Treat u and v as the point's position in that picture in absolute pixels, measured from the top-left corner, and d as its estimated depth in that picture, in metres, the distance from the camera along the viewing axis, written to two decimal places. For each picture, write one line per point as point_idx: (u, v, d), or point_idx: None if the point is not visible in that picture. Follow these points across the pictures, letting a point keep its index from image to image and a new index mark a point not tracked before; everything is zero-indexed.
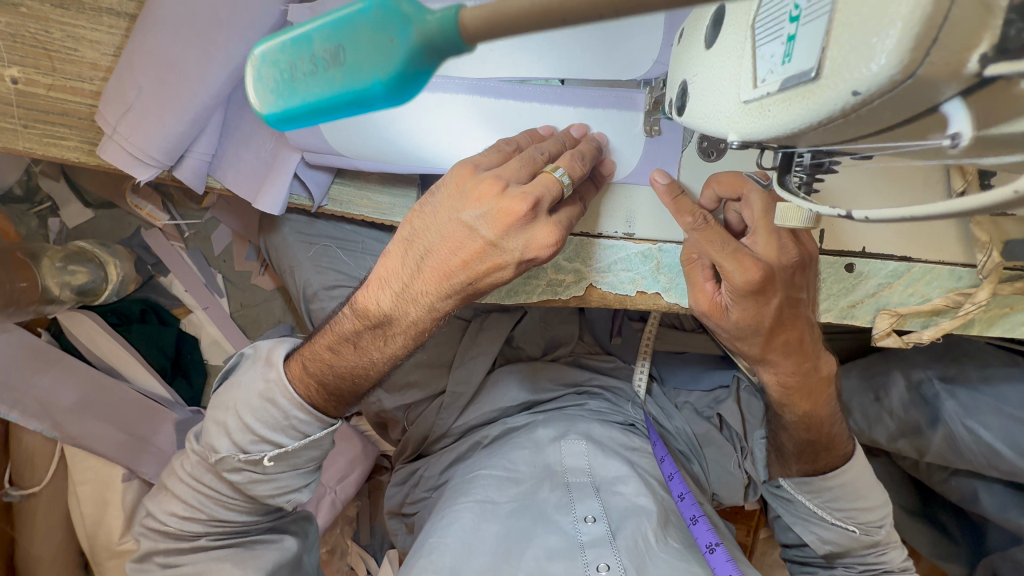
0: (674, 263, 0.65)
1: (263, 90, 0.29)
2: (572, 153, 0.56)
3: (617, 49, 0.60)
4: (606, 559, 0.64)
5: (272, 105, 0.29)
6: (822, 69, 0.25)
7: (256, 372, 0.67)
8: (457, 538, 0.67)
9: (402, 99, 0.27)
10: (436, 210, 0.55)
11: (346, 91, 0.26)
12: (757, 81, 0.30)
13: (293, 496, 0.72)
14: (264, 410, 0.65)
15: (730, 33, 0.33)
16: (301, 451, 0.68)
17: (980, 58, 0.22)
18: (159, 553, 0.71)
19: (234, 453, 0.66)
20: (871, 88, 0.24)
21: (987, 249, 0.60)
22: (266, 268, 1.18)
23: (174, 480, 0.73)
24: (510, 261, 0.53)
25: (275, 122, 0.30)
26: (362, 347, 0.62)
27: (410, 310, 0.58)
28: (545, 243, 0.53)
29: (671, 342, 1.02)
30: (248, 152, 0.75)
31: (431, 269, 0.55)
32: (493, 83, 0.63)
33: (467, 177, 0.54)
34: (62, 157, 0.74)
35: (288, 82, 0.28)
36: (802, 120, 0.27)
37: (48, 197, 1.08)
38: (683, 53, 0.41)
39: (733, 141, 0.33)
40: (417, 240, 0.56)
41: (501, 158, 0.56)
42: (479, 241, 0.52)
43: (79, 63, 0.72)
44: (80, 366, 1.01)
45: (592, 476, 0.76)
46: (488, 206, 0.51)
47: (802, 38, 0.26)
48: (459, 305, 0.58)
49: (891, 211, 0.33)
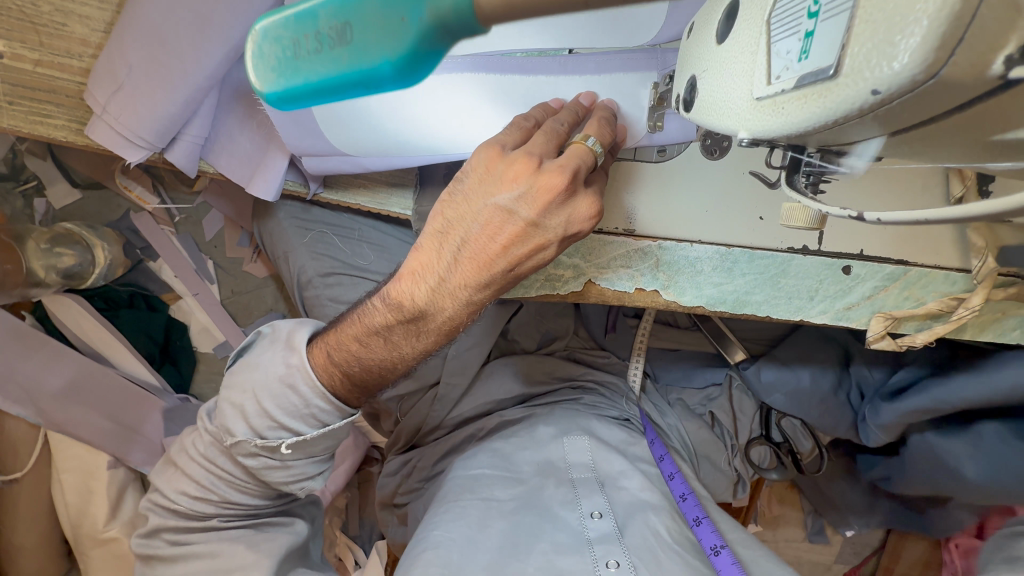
0: (674, 261, 0.64)
1: (263, 67, 0.30)
2: (598, 118, 0.55)
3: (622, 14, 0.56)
4: (615, 555, 0.64)
5: (273, 84, 0.30)
6: (841, 67, 0.25)
7: (276, 356, 0.66)
8: (461, 533, 0.67)
9: (409, 81, 0.29)
10: (468, 197, 0.54)
11: (353, 70, 0.28)
12: (771, 78, 0.29)
13: (307, 484, 0.72)
14: (284, 396, 0.64)
15: (744, 26, 0.32)
16: (318, 441, 0.67)
17: (1005, 60, 0.22)
18: (168, 530, 0.70)
19: (251, 438, 0.65)
20: (892, 87, 0.23)
21: (982, 255, 0.61)
22: (259, 254, 1.16)
23: (184, 458, 0.72)
24: (552, 239, 0.54)
25: (276, 101, 0.31)
26: (393, 342, 0.61)
27: (446, 304, 0.57)
28: (585, 216, 0.54)
29: (666, 339, 0.99)
30: (243, 136, 0.73)
31: (469, 260, 0.54)
32: (494, 56, 0.60)
33: (496, 160, 0.52)
34: (49, 135, 0.72)
35: (291, 60, 0.29)
36: (816, 118, 0.27)
37: (34, 176, 1.05)
38: (693, 45, 0.40)
39: (743, 138, 0.33)
40: (452, 231, 0.54)
41: (523, 136, 0.54)
42: (519, 222, 0.52)
43: (68, 39, 0.70)
44: (67, 350, 1.00)
45: (597, 472, 0.77)
46: (526, 185, 0.50)
47: (821, 34, 0.26)
48: (496, 293, 0.58)
49: (905, 214, 0.32)
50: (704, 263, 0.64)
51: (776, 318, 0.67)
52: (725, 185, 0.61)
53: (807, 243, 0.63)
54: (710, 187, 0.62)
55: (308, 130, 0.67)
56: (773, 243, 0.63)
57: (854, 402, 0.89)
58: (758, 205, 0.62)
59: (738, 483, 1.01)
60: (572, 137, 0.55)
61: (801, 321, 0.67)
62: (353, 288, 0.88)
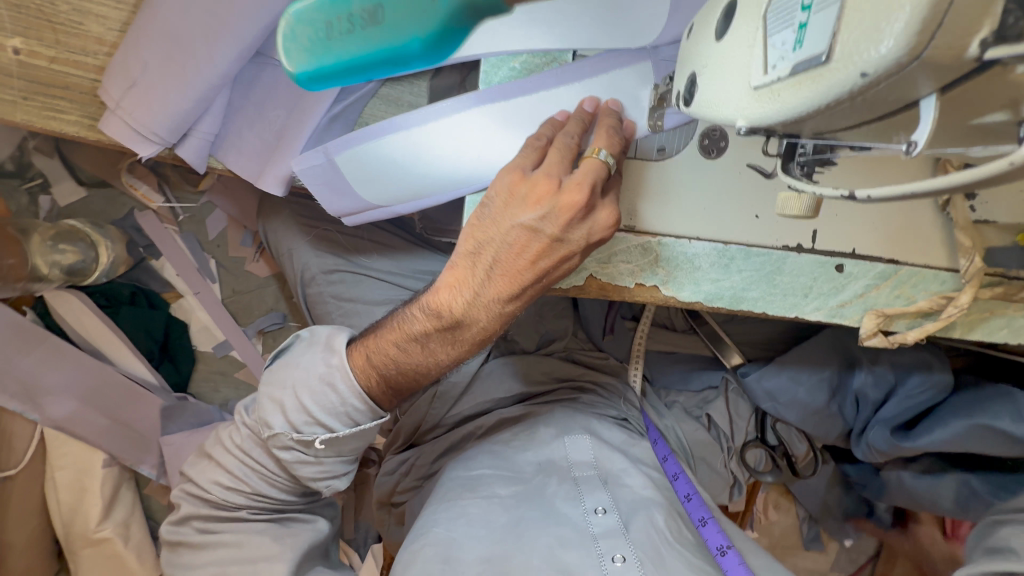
0: (673, 256, 0.65)
1: (301, 46, 0.52)
2: (605, 127, 0.57)
3: (623, 18, 0.60)
4: (621, 550, 0.65)
5: (305, 63, 0.53)
6: (833, 53, 0.27)
7: (316, 356, 0.67)
8: (464, 531, 0.68)
9: (433, 53, 0.51)
10: (494, 219, 0.56)
11: (382, 44, 0.50)
12: (768, 67, 0.31)
13: (333, 484, 0.70)
14: (324, 394, 0.64)
15: (742, 22, 0.34)
16: (349, 440, 0.67)
17: (981, 43, 0.24)
18: (198, 518, 0.71)
19: (287, 431, 0.66)
20: (879, 69, 0.25)
21: (969, 254, 0.62)
22: (261, 254, 1.16)
23: (220, 450, 0.73)
24: (575, 251, 0.56)
25: (306, 78, 0.54)
26: (430, 348, 0.62)
27: (482, 315, 0.59)
28: (604, 226, 0.55)
29: (662, 342, 1.01)
30: (252, 133, 0.75)
31: (502, 275, 0.56)
32: (499, 86, 0.62)
33: (519, 182, 0.54)
34: (61, 130, 0.74)
35: (323, 40, 0.51)
36: (811, 102, 0.29)
37: (40, 174, 1.06)
38: (692, 46, 0.43)
39: (741, 126, 0.35)
40: (483, 251, 0.57)
41: (538, 155, 0.56)
42: (545, 239, 0.54)
43: (84, 37, 0.72)
44: (66, 346, 1.00)
45: (599, 469, 0.77)
46: (548, 207, 0.53)
47: (814, 24, 0.28)
48: (527, 304, 0.60)
49: (890, 189, 0.34)
50: (702, 259, 0.66)
51: (772, 314, 0.69)
52: (727, 186, 0.64)
53: (801, 242, 0.65)
54: (711, 191, 0.64)
55: (340, 193, 0.70)
56: (769, 241, 0.65)
57: (845, 410, 0.90)
58: (754, 204, 0.64)
59: (734, 485, 1.02)
60: (583, 148, 0.57)
61: (795, 317, 0.68)
62: (355, 285, 0.89)
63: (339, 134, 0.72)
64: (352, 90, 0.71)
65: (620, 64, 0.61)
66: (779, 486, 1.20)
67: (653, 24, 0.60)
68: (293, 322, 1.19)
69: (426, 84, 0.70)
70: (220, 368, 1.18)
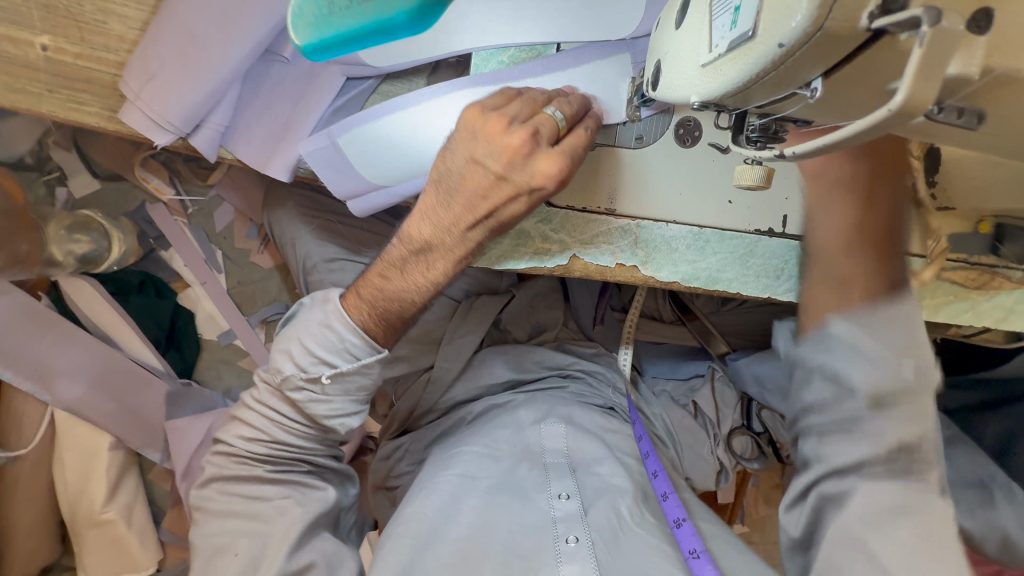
0: (651, 238, 0.70)
1: (305, 25, 0.57)
2: (566, 98, 0.63)
3: (604, 14, 0.66)
4: (576, 533, 0.69)
5: (308, 38, 0.57)
6: (757, 28, 0.31)
7: (315, 308, 0.72)
8: (436, 507, 0.72)
9: (418, 23, 0.56)
10: (453, 153, 0.62)
11: (373, 18, 0.55)
12: (712, 47, 0.36)
13: (348, 421, 0.74)
14: (322, 335, 0.69)
15: (694, 10, 0.39)
16: (354, 376, 0.71)
17: (869, 16, 0.28)
18: (219, 480, 0.75)
19: (297, 373, 0.70)
20: (793, 40, 0.30)
21: (934, 235, 0.67)
22: (266, 246, 1.21)
23: (243, 406, 0.77)
24: (521, 191, 0.61)
25: (309, 51, 0.59)
26: (408, 271, 0.68)
27: (446, 239, 0.65)
28: (547, 170, 0.59)
29: (650, 333, 1.06)
30: (261, 125, 0.80)
31: (460, 202, 0.63)
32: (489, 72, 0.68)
33: (476, 118, 0.59)
34: (82, 121, 0.79)
35: (326, 16, 0.56)
36: (745, 73, 0.33)
37: (58, 167, 1.12)
38: (659, 36, 0.47)
39: (695, 101, 0.40)
40: (443, 181, 0.63)
41: (504, 100, 0.61)
42: (491, 175, 0.61)
43: (107, 35, 0.77)
44: (77, 331, 1.05)
45: (570, 458, 0.80)
46: (494, 145, 0.59)
47: (745, 6, 0.33)
48: (484, 237, 0.65)
49: (815, 143, 0.36)
50: (679, 242, 0.70)
51: (747, 296, 0.73)
52: (699, 170, 0.68)
53: (772, 226, 0.70)
54: (687, 175, 0.68)
55: (348, 175, 0.73)
56: (742, 225, 0.70)
57: None
58: (726, 189, 0.69)
59: (720, 472, 1.02)
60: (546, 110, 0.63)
61: (769, 298, 0.72)
62: (355, 272, 0.94)
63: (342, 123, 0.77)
64: (355, 84, 0.77)
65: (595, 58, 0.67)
66: (769, 480, 1.25)
67: (629, 21, 0.66)
68: None
69: (423, 80, 0.75)
70: (224, 356, 1.22)
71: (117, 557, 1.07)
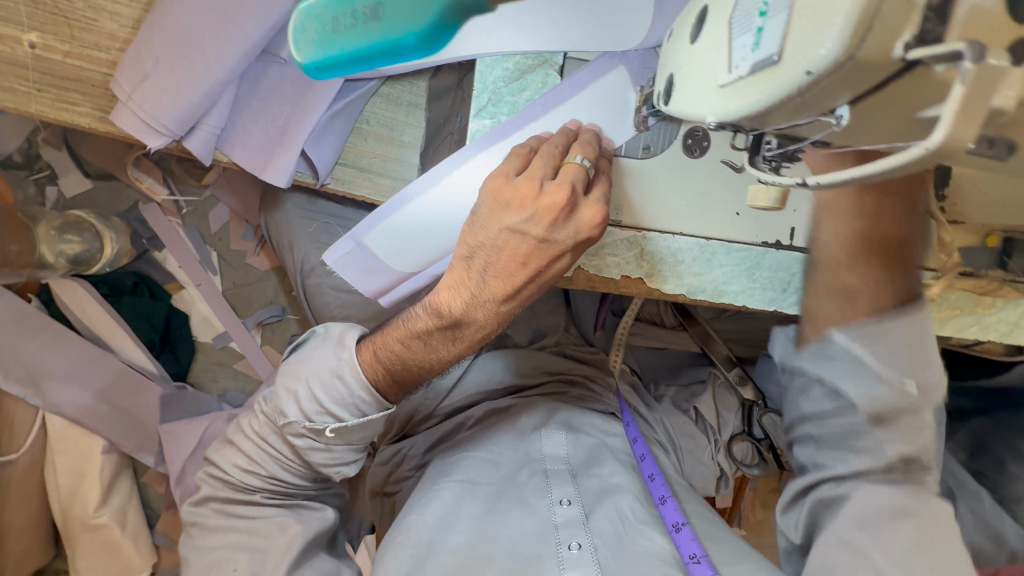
0: (657, 250, 0.69)
1: (308, 43, 0.61)
2: (584, 139, 0.61)
3: (614, 19, 0.65)
4: (578, 538, 0.67)
5: (310, 57, 0.62)
6: (784, 53, 0.30)
7: (327, 351, 0.69)
8: (435, 516, 0.71)
9: (423, 44, 0.63)
10: (484, 226, 0.59)
11: (382, 35, 0.60)
12: (732, 67, 0.35)
13: (343, 470, 0.73)
14: (332, 384, 0.67)
15: (712, 28, 0.38)
16: (359, 429, 0.69)
17: (904, 45, 0.27)
18: (215, 500, 0.74)
19: (300, 420, 0.68)
20: (821, 67, 0.28)
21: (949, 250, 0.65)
22: (262, 247, 1.18)
23: (241, 436, 0.76)
24: (564, 250, 0.59)
25: (314, 69, 0.63)
26: (432, 345, 0.65)
27: (479, 313, 0.62)
28: (592, 223, 0.58)
29: (650, 338, 1.05)
30: (257, 128, 0.78)
31: (496, 276, 0.60)
32: (494, 77, 0.67)
33: (503, 188, 0.58)
34: (73, 122, 0.77)
35: (329, 36, 0.60)
36: (768, 98, 0.32)
37: (48, 166, 1.09)
38: (671, 48, 0.46)
39: (711, 122, 0.38)
40: (474, 255, 0.60)
41: (522, 162, 0.60)
42: (531, 240, 0.58)
43: (98, 33, 0.75)
44: (68, 334, 1.03)
45: (570, 464, 0.79)
46: (532, 209, 0.57)
47: (770, 28, 0.31)
48: (522, 303, 0.63)
49: (839, 175, 0.35)
50: (685, 254, 0.69)
51: (752, 309, 0.72)
52: (707, 182, 0.66)
53: (780, 238, 0.68)
54: (695, 187, 0.67)
55: (371, 272, 0.74)
56: (749, 237, 0.68)
57: None
58: (733, 201, 0.67)
59: (721, 478, 1.01)
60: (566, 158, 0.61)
61: (775, 311, 0.72)
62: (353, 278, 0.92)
63: (340, 129, 0.77)
64: (354, 86, 0.77)
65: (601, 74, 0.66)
66: (767, 485, 1.23)
67: (640, 26, 0.64)
68: (292, 315, 1.21)
69: (425, 82, 0.78)
70: (219, 359, 1.20)
71: (110, 560, 1.05)
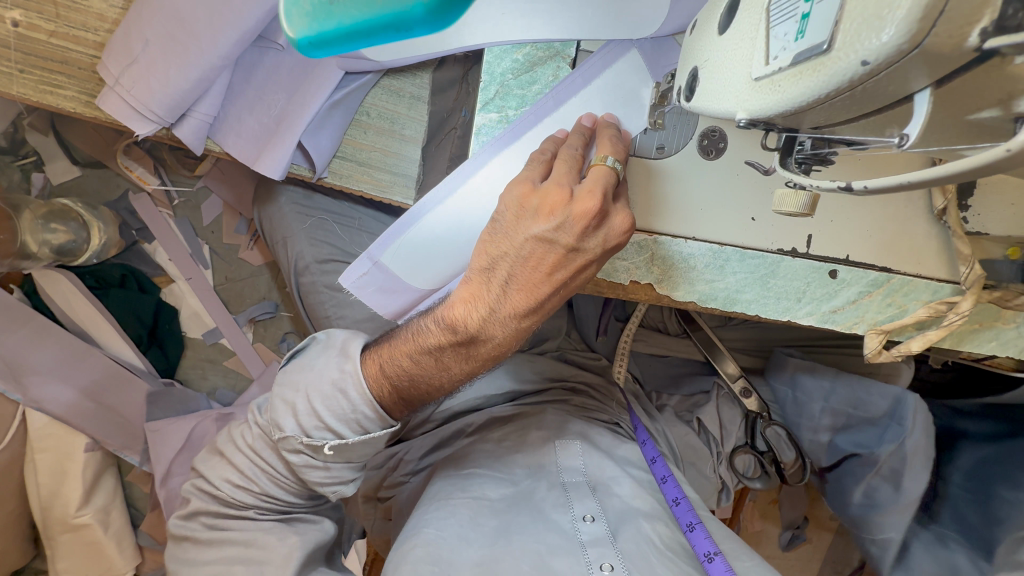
0: (669, 255, 0.66)
1: (301, 16, 0.52)
2: (608, 136, 0.57)
3: (626, 10, 0.61)
4: (610, 559, 0.64)
5: (301, 32, 0.52)
6: (834, 42, 0.27)
7: (330, 361, 0.66)
8: (453, 532, 0.66)
9: (436, 23, 0.51)
10: (508, 233, 0.56)
11: (385, 13, 0.50)
12: (768, 59, 0.32)
13: (341, 489, 0.69)
14: (334, 398, 0.64)
15: (744, 17, 0.35)
16: (359, 446, 0.66)
17: (981, 32, 0.24)
18: (206, 514, 0.71)
19: (297, 435, 0.65)
20: (880, 57, 0.26)
21: (969, 262, 0.61)
22: (256, 242, 1.15)
23: (221, 451, 0.73)
24: (592, 259, 0.56)
25: (304, 45, 0.53)
26: (443, 362, 0.61)
27: (497, 330, 0.58)
28: (620, 232, 0.55)
29: (654, 345, 1.00)
30: (251, 117, 0.75)
31: (519, 289, 0.56)
32: (502, 69, 0.64)
33: (530, 195, 0.55)
34: (57, 105, 0.73)
35: (326, 7, 0.51)
36: (812, 91, 0.29)
37: (34, 152, 1.05)
38: (696, 40, 0.43)
39: (741, 119, 0.35)
40: (498, 266, 0.56)
41: (544, 168, 0.57)
42: (560, 249, 0.54)
43: (85, 12, 0.71)
44: (53, 327, 0.99)
45: (588, 476, 0.76)
46: (563, 216, 0.53)
47: (816, 14, 0.28)
48: (541, 318, 0.60)
49: (890, 178, 0.33)
50: (698, 260, 0.66)
51: (763, 318, 0.69)
52: (729, 182, 0.63)
53: (796, 246, 0.65)
54: (713, 189, 0.63)
55: (389, 294, 0.70)
56: (765, 244, 0.65)
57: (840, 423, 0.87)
58: (751, 205, 0.64)
59: (722, 491, 0.98)
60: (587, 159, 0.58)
61: (788, 322, 0.68)
62: None
63: (340, 121, 0.73)
64: (354, 78, 0.73)
65: (619, 68, 0.62)
66: (767, 494, 1.21)
67: (654, 17, 0.61)
68: (285, 312, 1.18)
69: (429, 74, 0.75)
70: (208, 355, 1.17)
71: (91, 562, 1.01)
